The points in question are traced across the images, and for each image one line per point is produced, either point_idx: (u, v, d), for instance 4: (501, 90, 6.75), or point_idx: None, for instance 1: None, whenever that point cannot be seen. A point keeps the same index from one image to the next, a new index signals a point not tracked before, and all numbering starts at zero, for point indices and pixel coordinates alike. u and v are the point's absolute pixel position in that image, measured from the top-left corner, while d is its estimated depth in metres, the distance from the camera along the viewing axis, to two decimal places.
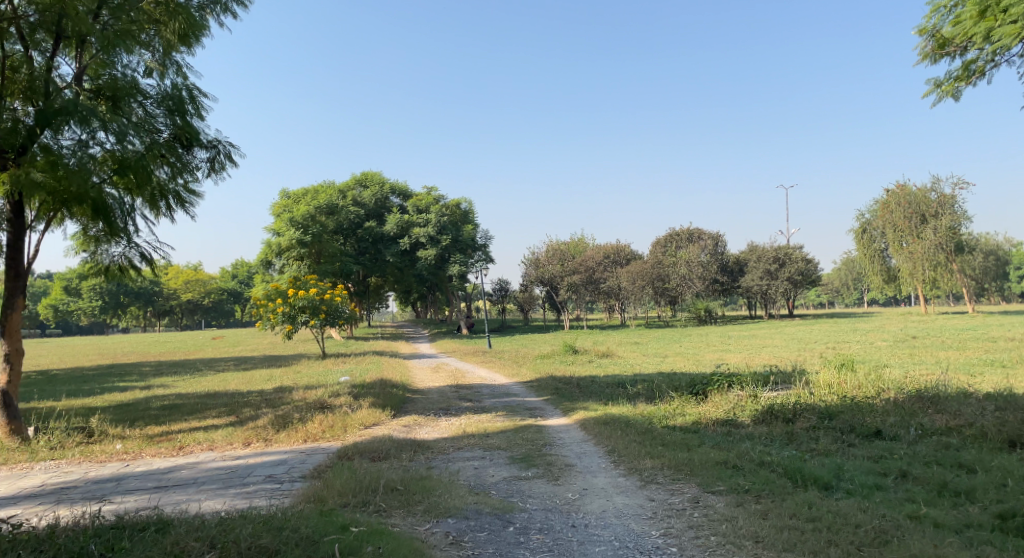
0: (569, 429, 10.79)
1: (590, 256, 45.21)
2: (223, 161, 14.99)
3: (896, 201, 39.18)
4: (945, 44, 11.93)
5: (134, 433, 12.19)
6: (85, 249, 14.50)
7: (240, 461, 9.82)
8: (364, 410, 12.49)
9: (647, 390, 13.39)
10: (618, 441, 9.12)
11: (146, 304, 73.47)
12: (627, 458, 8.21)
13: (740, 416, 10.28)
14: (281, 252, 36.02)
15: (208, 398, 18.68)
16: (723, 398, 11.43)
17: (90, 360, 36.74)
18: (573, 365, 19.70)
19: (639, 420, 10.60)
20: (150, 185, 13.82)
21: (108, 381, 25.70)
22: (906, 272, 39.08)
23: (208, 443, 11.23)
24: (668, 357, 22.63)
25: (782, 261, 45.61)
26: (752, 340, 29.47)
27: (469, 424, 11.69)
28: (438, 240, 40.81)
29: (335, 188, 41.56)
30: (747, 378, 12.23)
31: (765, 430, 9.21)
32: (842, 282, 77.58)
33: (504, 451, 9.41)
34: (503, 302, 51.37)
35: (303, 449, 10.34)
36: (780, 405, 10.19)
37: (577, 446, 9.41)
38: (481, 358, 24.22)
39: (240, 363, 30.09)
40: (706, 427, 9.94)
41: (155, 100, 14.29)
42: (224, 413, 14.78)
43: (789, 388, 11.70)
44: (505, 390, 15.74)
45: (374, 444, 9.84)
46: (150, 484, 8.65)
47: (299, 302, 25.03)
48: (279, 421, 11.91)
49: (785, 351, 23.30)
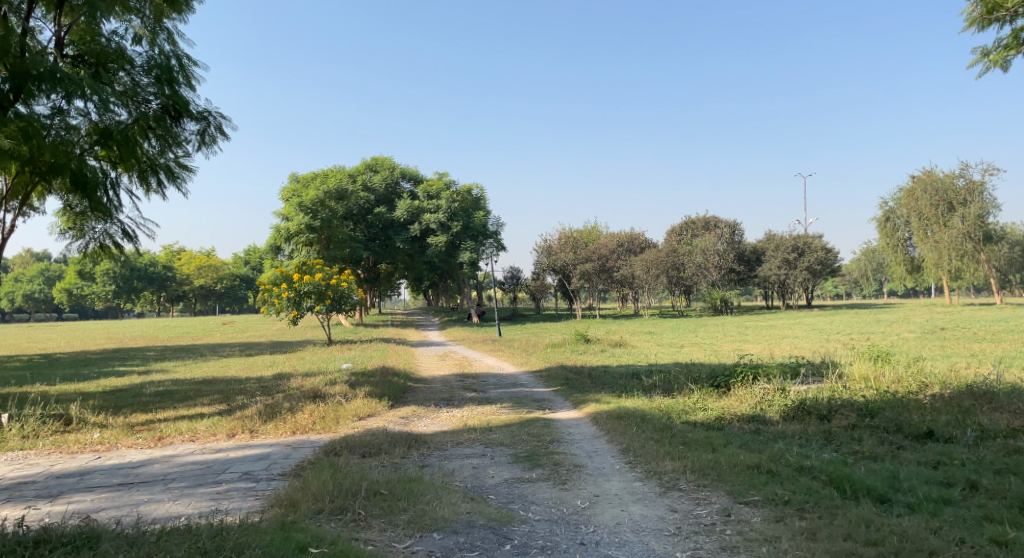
0: (580, 423, 9.90)
1: (604, 243, 44.10)
2: (214, 134, 14.16)
3: (922, 188, 37.77)
4: (994, 9, 10.80)
5: (115, 422, 11.37)
6: (71, 228, 13.60)
7: (219, 456, 8.95)
8: (359, 400, 11.63)
9: (665, 382, 12.44)
10: (634, 439, 8.22)
11: (160, 288, 73.22)
12: (643, 459, 7.31)
13: (767, 412, 9.37)
14: (290, 238, 35.29)
15: (205, 384, 17.95)
16: (748, 392, 10.48)
17: (96, 344, 36.26)
18: (585, 355, 18.77)
19: (656, 415, 9.69)
20: (136, 159, 13.13)
21: (110, 365, 25.13)
22: (931, 262, 37.75)
23: (190, 433, 10.40)
24: (684, 348, 21.59)
25: (801, 251, 44.23)
26: (771, 330, 28.31)
27: (471, 416, 10.81)
28: (449, 226, 39.67)
29: (345, 172, 40.76)
30: (773, 370, 11.26)
31: (798, 429, 8.25)
32: (861, 271, 75.80)
33: (507, 448, 8.51)
34: (516, 290, 50.33)
35: (289, 443, 9.47)
36: (813, 401, 9.27)
37: (587, 444, 8.48)
38: (489, 346, 23.28)
39: (245, 349, 29.35)
40: (730, 424, 9.03)
41: (143, 68, 13.47)
42: (216, 401, 13.98)
43: (821, 382, 10.74)
44: (513, 380, 14.84)
45: (365, 439, 8.98)
46: (115, 480, 7.79)
47: (305, 287, 24.20)
48: (267, 411, 11.05)
49: (807, 342, 22.20)
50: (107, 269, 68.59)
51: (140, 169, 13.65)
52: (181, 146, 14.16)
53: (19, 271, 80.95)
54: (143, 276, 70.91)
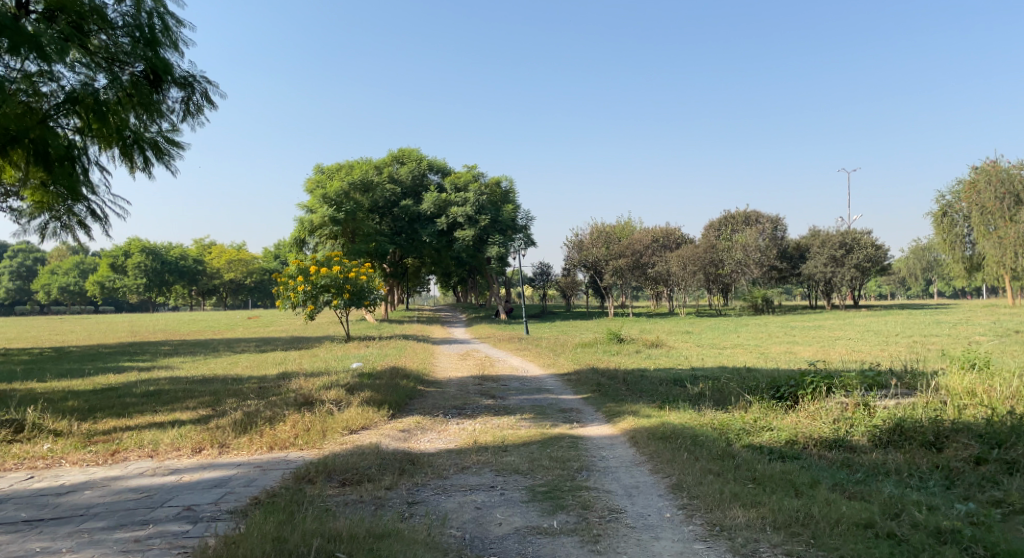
0: (616, 443, 8.07)
1: (638, 239, 41.88)
2: (200, 102, 12.72)
3: (985, 180, 35.06)
4: None
5: (74, 432, 9.89)
6: (36, 208, 12.16)
7: (169, 479, 7.29)
8: (353, 408, 9.91)
9: (715, 390, 10.56)
10: (686, 471, 6.46)
11: (191, 282, 72.73)
12: (703, 501, 5.58)
13: (853, 437, 7.55)
14: (313, 230, 33.85)
15: (202, 384, 16.43)
16: (822, 408, 8.62)
17: (114, 337, 35.27)
18: (619, 356, 16.91)
19: (710, 434, 7.89)
20: (111, 129, 11.68)
21: (117, 360, 23.97)
22: (994, 260, 35.03)
23: (149, 448, 8.75)
24: (728, 350, 19.57)
25: (849, 247, 41.60)
26: (820, 331, 26.02)
27: (483, 431, 9.05)
28: (477, 220, 37.90)
29: (370, 163, 39.16)
30: (852, 380, 9.38)
31: (905, 460, 6.48)
32: (908, 270, 72.54)
33: (523, 477, 6.70)
34: (546, 287, 48.64)
35: (259, 463, 7.82)
36: (912, 423, 7.47)
37: (625, 476, 6.64)
38: (515, 345, 21.46)
39: (261, 345, 28.04)
40: (808, 453, 7.17)
41: (123, 29, 11.75)
42: (202, 405, 12.40)
43: (912, 397, 8.84)
44: (537, 385, 13.01)
45: (348, 460, 7.25)
46: (23, 514, 6.15)
47: (322, 281, 22.58)
48: (243, 422, 9.37)
49: (866, 345, 19.94)
50: (139, 261, 68.18)
51: (124, 144, 12.19)
52: (168, 119, 12.65)
53: (54, 263, 81.37)
54: (174, 270, 70.42)
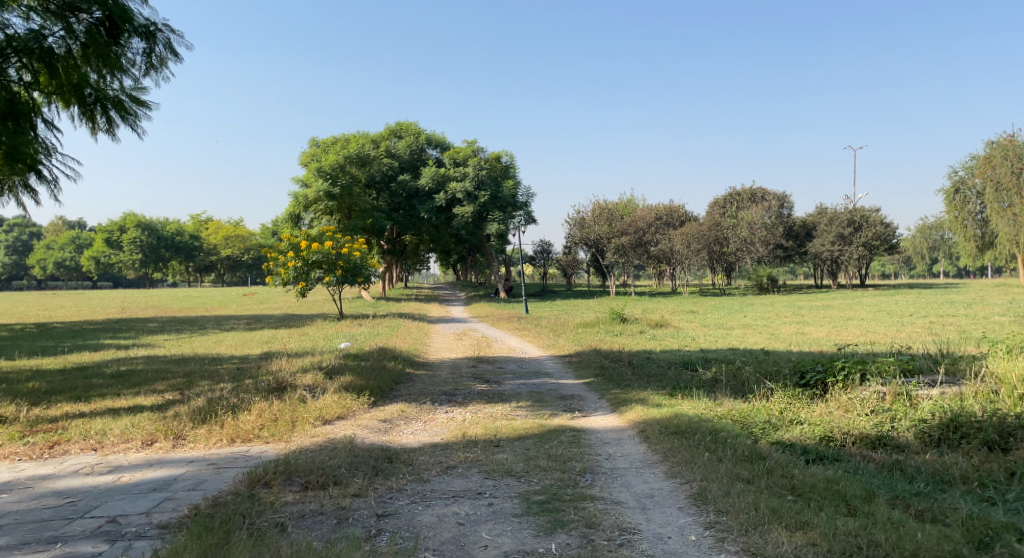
0: (623, 438, 7.03)
1: (642, 214, 40.14)
2: (164, 55, 11.48)
3: (1002, 155, 33.75)
4: None
5: (20, 419, 8.83)
6: None
7: (103, 481, 6.23)
8: (330, 394, 8.88)
9: (731, 376, 9.52)
10: (711, 474, 5.46)
11: (188, 258, 71.29)
12: (736, 516, 4.61)
13: (899, 434, 6.52)
14: (308, 206, 32.69)
15: (178, 363, 15.43)
16: (855, 397, 7.59)
17: (103, 313, 34.20)
18: (623, 336, 15.90)
19: (731, 429, 6.86)
20: (62, 82, 10.43)
21: (99, 337, 22.97)
22: (1009, 238, 33.86)
23: (95, 439, 7.67)
24: (737, 330, 18.58)
25: (857, 225, 40.39)
26: (831, 311, 25.02)
27: (474, 421, 8.02)
28: (476, 196, 36.66)
29: (367, 137, 37.77)
30: (888, 366, 8.34)
31: (968, 463, 5.49)
32: (915, 250, 71.37)
33: (517, 482, 5.67)
34: (546, 265, 47.56)
35: (213, 460, 6.79)
36: (969, 418, 6.46)
37: (637, 481, 5.61)
38: (513, 325, 20.48)
39: (251, 323, 27.02)
40: (849, 454, 6.14)
41: None
42: (170, 387, 11.36)
43: (959, 386, 7.81)
44: (535, 368, 12.02)
45: (314, 458, 6.21)
46: None
47: (312, 256, 21.33)
48: (204, 409, 8.28)
49: (882, 326, 18.89)
50: (133, 237, 66.02)
51: (83, 102, 10.98)
52: (131, 75, 11.34)
53: (50, 238, 80.03)
54: (170, 246, 68.72)
